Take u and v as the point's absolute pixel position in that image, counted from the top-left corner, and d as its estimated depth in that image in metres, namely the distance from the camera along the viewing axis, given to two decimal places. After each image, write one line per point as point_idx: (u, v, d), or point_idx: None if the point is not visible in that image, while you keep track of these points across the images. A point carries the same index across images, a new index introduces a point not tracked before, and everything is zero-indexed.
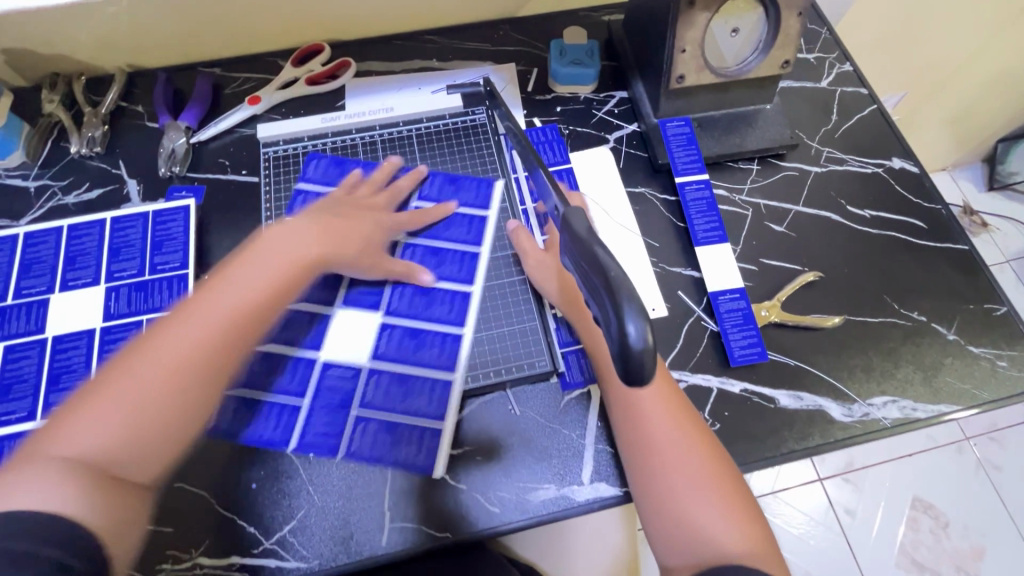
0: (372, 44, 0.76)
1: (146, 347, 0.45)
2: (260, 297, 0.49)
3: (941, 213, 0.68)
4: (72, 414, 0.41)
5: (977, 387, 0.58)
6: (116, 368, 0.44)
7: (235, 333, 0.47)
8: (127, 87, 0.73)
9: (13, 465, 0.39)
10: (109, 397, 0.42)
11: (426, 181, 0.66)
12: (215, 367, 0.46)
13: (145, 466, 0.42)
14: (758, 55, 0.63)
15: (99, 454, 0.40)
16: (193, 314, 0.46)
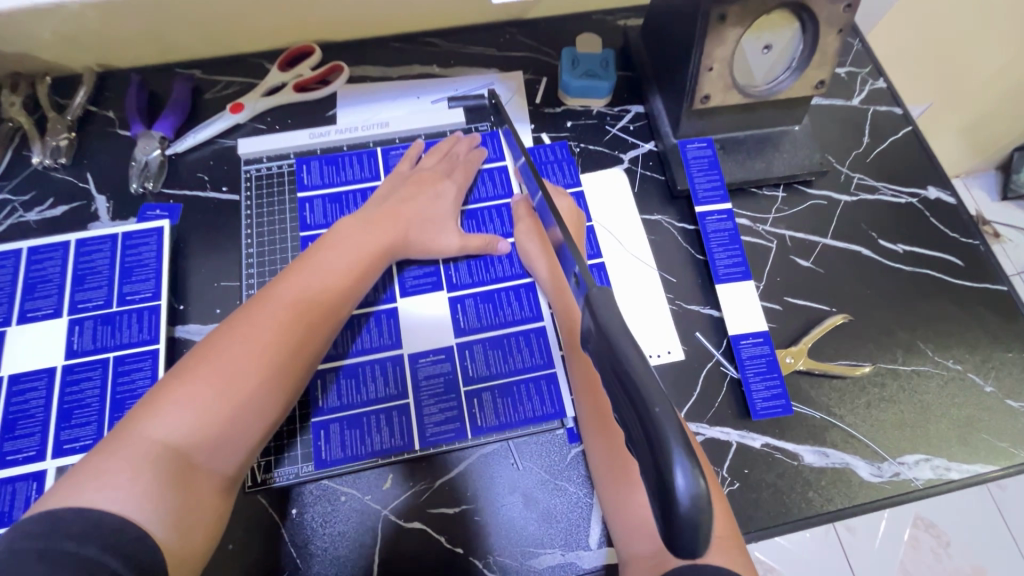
0: (368, 46, 0.70)
1: (231, 333, 0.44)
2: (340, 295, 0.50)
3: (978, 249, 0.63)
4: (161, 397, 0.41)
5: (1015, 445, 0.54)
6: (203, 352, 0.43)
7: (317, 328, 0.48)
8: (96, 90, 0.66)
9: (112, 447, 0.38)
10: (199, 383, 0.41)
11: (480, 180, 0.62)
12: (296, 364, 0.46)
13: (226, 460, 0.42)
14: (791, 75, 0.57)
15: (194, 440, 0.40)
16: (282, 300, 0.47)
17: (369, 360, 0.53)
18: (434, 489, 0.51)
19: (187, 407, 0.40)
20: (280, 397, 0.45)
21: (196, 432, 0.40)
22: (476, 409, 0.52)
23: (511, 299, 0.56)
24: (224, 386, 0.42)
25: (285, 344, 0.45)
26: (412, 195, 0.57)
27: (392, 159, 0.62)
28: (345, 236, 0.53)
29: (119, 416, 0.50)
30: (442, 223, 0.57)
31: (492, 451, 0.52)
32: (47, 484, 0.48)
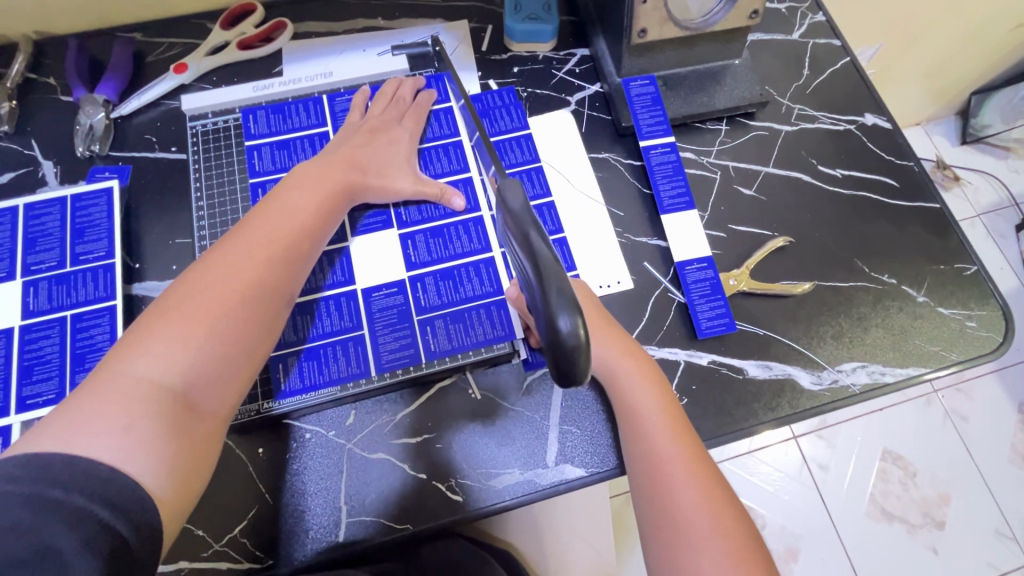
0: (311, 2, 0.70)
1: (201, 274, 0.44)
2: (308, 232, 0.50)
3: (914, 170, 0.65)
4: (137, 340, 0.40)
5: (945, 348, 0.58)
6: (173, 295, 0.43)
7: (290, 265, 0.48)
8: (35, 57, 0.65)
9: (94, 391, 0.38)
10: (177, 322, 0.41)
11: (432, 123, 0.62)
12: (272, 301, 0.46)
13: (217, 398, 0.42)
14: (725, 5, 0.59)
15: (181, 383, 0.40)
16: (251, 243, 0.46)
17: (324, 296, 0.55)
18: (397, 423, 0.53)
19: (168, 347, 0.40)
20: (260, 331, 0.45)
21: (182, 369, 0.40)
22: (429, 335, 0.54)
23: (460, 232, 0.58)
24: (204, 323, 0.42)
25: (258, 280, 0.45)
26: (365, 138, 0.57)
27: (339, 105, 0.62)
28: (304, 176, 0.52)
29: (80, 370, 0.51)
30: (399, 165, 0.57)
31: (451, 383, 0.54)
32: (13, 439, 0.49)
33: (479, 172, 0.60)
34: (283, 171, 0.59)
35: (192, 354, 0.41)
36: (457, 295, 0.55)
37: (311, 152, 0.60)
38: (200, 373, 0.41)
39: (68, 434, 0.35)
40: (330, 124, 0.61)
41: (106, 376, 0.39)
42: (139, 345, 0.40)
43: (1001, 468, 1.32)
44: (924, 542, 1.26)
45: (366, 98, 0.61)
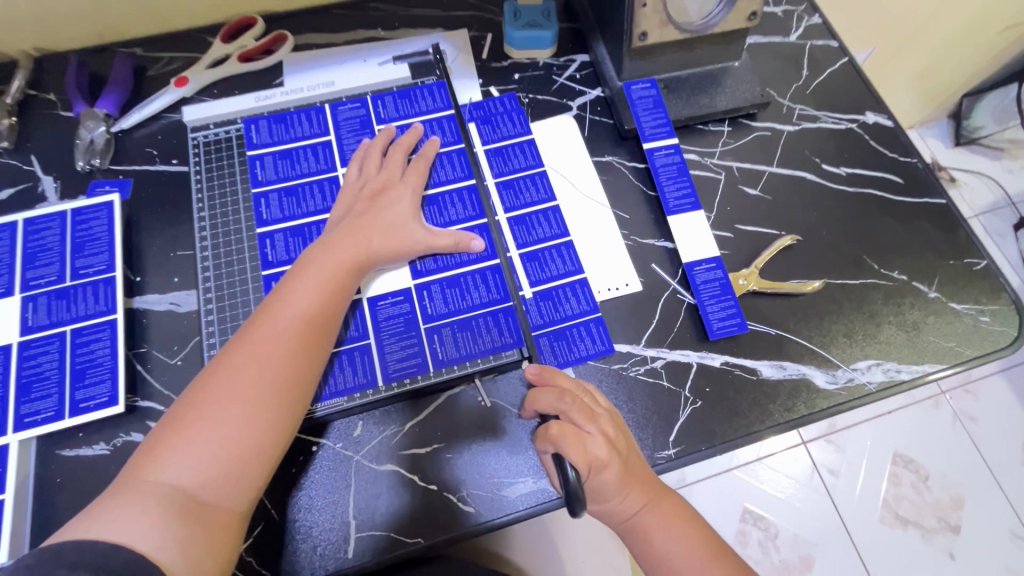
0: (311, 15, 0.70)
1: (218, 371, 0.43)
2: (320, 317, 0.48)
3: (917, 166, 0.65)
4: (160, 441, 0.41)
5: (960, 344, 0.57)
6: (194, 395, 0.42)
7: (303, 352, 0.46)
8: (35, 74, 0.65)
9: (117, 493, 0.38)
10: (195, 426, 0.41)
11: (438, 127, 0.62)
12: (290, 391, 0.45)
13: (236, 496, 0.41)
14: (723, 8, 0.59)
15: (199, 482, 0.40)
16: (266, 330, 0.46)
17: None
18: (404, 433, 0.52)
19: (190, 449, 0.40)
20: (280, 426, 0.44)
21: (202, 473, 0.40)
22: (436, 344, 0.53)
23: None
24: (222, 422, 0.41)
25: (274, 374, 0.44)
26: (374, 204, 0.54)
27: (341, 114, 0.61)
28: (315, 255, 0.50)
29: (80, 386, 0.50)
30: (407, 224, 0.54)
31: (459, 392, 0.53)
32: (10, 459, 0.47)
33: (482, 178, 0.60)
34: (286, 180, 0.58)
35: (211, 456, 0.41)
36: (465, 303, 0.54)
37: (313, 162, 0.59)
38: (220, 475, 0.41)
39: (88, 526, 0.36)
40: (332, 133, 0.60)
41: (129, 481, 0.39)
42: (161, 449, 0.40)
43: (1014, 470, 1.30)
44: (941, 548, 1.24)
45: (388, 139, 0.59)
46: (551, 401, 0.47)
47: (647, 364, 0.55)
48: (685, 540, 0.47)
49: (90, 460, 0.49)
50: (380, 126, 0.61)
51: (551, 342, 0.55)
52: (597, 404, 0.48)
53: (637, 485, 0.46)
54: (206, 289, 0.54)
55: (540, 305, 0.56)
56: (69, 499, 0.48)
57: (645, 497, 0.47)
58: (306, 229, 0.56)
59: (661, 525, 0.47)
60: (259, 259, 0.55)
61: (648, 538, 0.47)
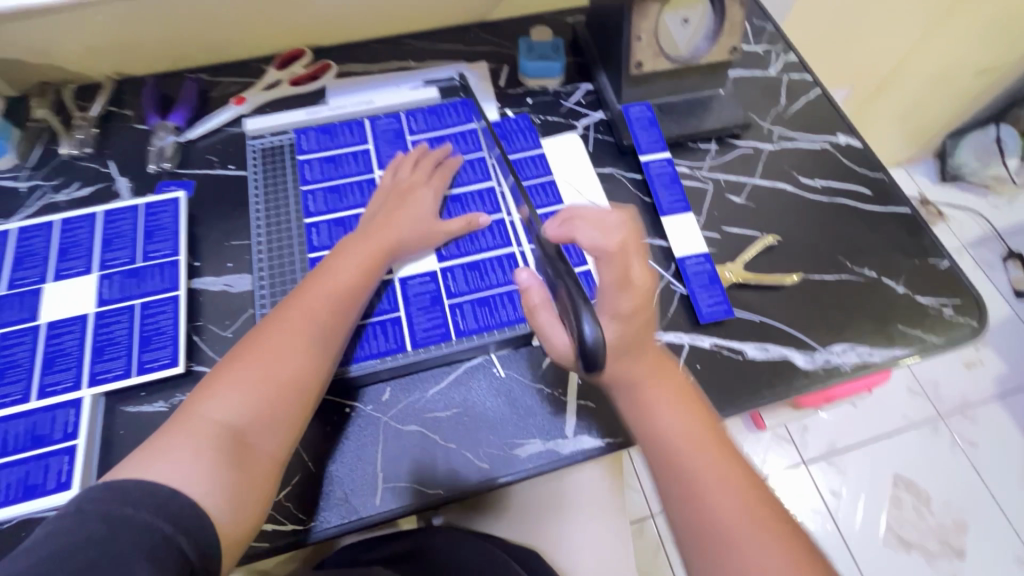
0: (353, 48, 0.81)
1: (263, 335, 0.51)
2: (350, 295, 0.55)
3: (884, 180, 0.74)
4: (211, 390, 0.48)
5: (925, 332, 0.63)
6: (243, 355, 0.50)
7: (335, 323, 0.54)
8: (115, 94, 0.76)
9: (175, 429, 0.46)
10: (240, 378, 0.48)
11: (461, 138, 0.71)
12: (322, 356, 0.52)
13: (273, 442, 0.48)
14: (708, 43, 0.69)
15: (243, 426, 0.47)
16: (306, 302, 0.53)
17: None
18: (428, 398, 0.58)
19: (237, 396, 0.48)
20: (312, 385, 0.51)
21: (244, 417, 0.47)
22: (458, 316, 0.60)
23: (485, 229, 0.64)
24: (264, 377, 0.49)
25: (309, 340, 0.52)
26: (401, 201, 0.63)
27: (379, 126, 0.71)
28: (349, 244, 0.59)
29: (146, 350, 0.57)
30: (427, 219, 0.62)
31: (476, 364, 0.60)
32: (84, 410, 0.54)
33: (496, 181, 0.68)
34: (330, 180, 0.67)
35: (253, 404, 0.48)
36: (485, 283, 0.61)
37: (354, 165, 0.68)
38: (259, 420, 0.47)
39: (150, 456, 0.43)
40: (370, 142, 0.70)
41: (184, 419, 0.46)
42: (212, 393, 0.47)
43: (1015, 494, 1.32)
44: (945, 571, 1.24)
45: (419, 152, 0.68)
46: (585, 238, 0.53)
47: None
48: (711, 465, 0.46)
49: (150, 415, 0.56)
50: (412, 138, 0.71)
51: None
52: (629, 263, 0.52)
53: (667, 391, 0.50)
54: (259, 271, 0.62)
55: None
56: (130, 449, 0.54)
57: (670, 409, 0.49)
58: (348, 221, 0.64)
59: (685, 444, 0.47)
60: (306, 245, 0.63)
61: (676, 457, 0.47)
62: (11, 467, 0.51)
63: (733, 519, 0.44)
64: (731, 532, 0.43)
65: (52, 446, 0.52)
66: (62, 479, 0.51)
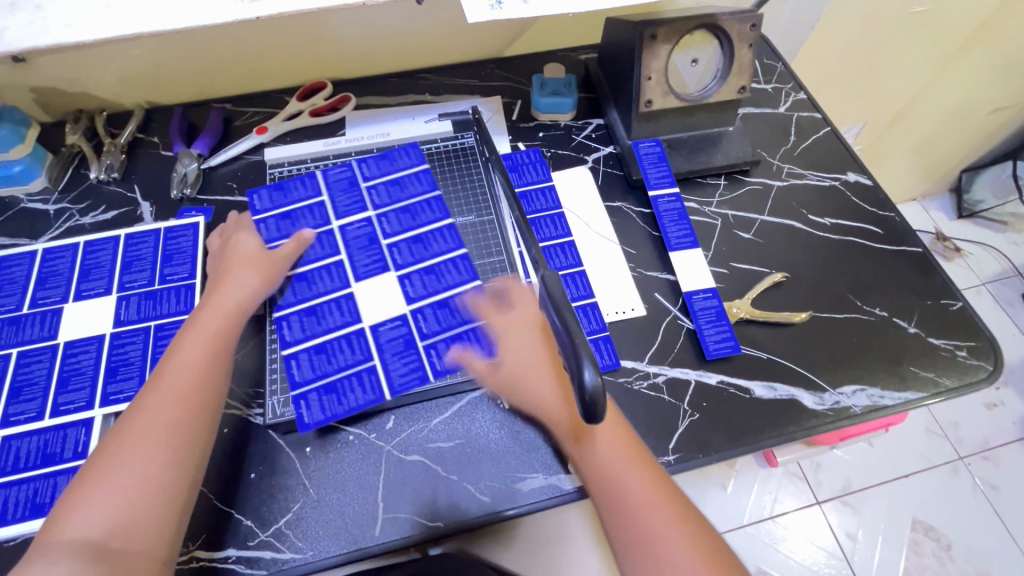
0: (372, 81, 0.84)
1: (121, 433, 0.47)
2: (211, 360, 0.52)
3: (895, 219, 0.73)
4: (65, 507, 0.44)
5: (938, 375, 0.62)
6: (98, 461, 0.46)
7: (197, 391, 0.50)
8: (144, 121, 0.79)
9: (30, 558, 0.41)
10: (98, 481, 0.44)
11: (465, 175, 0.73)
12: (186, 428, 0.48)
13: (148, 535, 0.44)
14: (717, 82, 0.71)
15: (109, 528, 0.43)
16: (160, 382, 0.50)
17: (333, 334, 0.58)
18: (432, 428, 0.58)
19: (93, 505, 0.43)
20: (184, 460, 0.47)
21: (105, 523, 0.43)
22: (434, 358, 0.58)
23: (451, 267, 0.63)
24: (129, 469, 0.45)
25: (166, 415, 0.48)
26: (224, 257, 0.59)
27: (331, 175, 0.67)
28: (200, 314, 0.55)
29: None
30: (252, 262, 0.59)
31: (481, 396, 0.60)
32: (94, 430, 0.55)
33: (500, 220, 0.70)
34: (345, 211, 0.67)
35: (115, 503, 0.44)
36: None
37: (311, 218, 0.65)
38: (125, 520, 0.43)
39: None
40: (324, 192, 0.66)
41: (43, 546, 0.42)
42: (62, 512, 0.43)
43: None
44: None
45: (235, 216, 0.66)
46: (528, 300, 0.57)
47: (649, 379, 0.61)
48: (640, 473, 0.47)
49: None
50: (366, 182, 0.67)
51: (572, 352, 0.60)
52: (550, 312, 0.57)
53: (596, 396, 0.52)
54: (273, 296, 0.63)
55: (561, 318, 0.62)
56: None
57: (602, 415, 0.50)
58: (311, 274, 0.61)
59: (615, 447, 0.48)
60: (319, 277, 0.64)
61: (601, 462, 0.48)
62: (21, 484, 0.52)
63: (653, 523, 0.45)
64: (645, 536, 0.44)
65: (61, 465, 0.53)
66: None
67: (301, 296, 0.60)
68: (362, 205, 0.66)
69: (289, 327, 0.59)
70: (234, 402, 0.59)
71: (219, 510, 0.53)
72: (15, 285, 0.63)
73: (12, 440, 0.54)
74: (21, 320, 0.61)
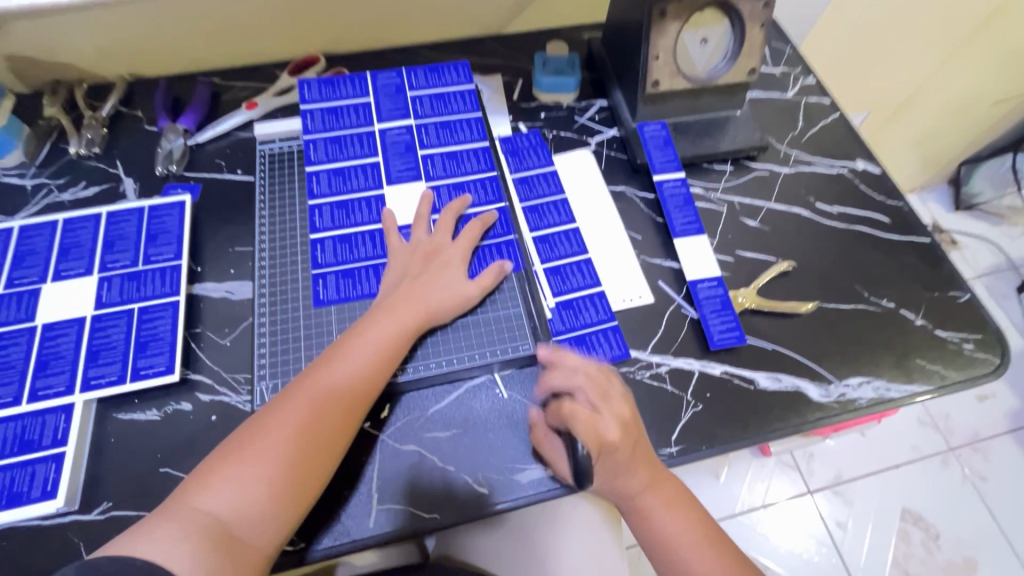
0: (367, 57, 0.81)
1: (287, 406, 0.48)
2: (377, 370, 0.52)
3: (904, 209, 0.72)
4: (207, 475, 0.45)
5: (945, 367, 0.61)
6: (252, 425, 0.48)
7: (354, 398, 0.50)
8: (126, 94, 0.75)
9: (161, 516, 0.43)
10: (246, 457, 0.46)
11: (467, 126, 0.69)
12: (331, 439, 0.48)
13: (263, 533, 0.44)
14: (726, 63, 0.68)
15: (238, 514, 0.44)
16: (343, 358, 0.51)
17: (363, 265, 0.60)
18: (428, 417, 0.56)
19: (230, 484, 0.44)
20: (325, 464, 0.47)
21: (239, 504, 0.44)
22: None
23: (479, 188, 0.66)
24: (291, 449, 0.46)
25: (319, 412, 0.48)
26: (414, 262, 0.58)
27: (380, 80, 0.70)
28: (406, 294, 0.56)
29: (141, 356, 0.56)
30: (452, 281, 0.58)
31: (479, 384, 0.58)
32: (75, 416, 0.53)
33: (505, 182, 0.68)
34: (338, 195, 0.64)
35: (255, 487, 0.45)
36: (494, 309, 0.60)
37: (356, 117, 0.68)
38: (257, 510, 0.44)
39: (131, 542, 0.41)
40: (377, 123, 0.68)
41: (178, 508, 0.43)
42: (208, 480, 0.44)
43: None
44: None
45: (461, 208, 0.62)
46: (566, 380, 0.52)
47: (652, 368, 0.60)
48: (695, 538, 0.52)
49: (142, 424, 0.55)
50: (418, 121, 0.68)
51: (603, 336, 0.60)
52: (612, 386, 0.53)
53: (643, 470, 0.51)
54: (260, 278, 0.60)
55: (590, 306, 0.61)
56: (119, 459, 0.53)
57: (648, 479, 0.51)
58: (354, 238, 0.62)
59: (662, 504, 0.52)
60: (309, 261, 0.61)
61: (647, 516, 0.52)
62: None
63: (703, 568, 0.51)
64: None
65: (40, 453, 0.51)
66: (48, 488, 0.49)
67: (340, 223, 0.62)
68: (409, 149, 0.67)
69: (322, 250, 0.61)
70: (225, 389, 0.57)
71: None
72: None
73: None
74: None
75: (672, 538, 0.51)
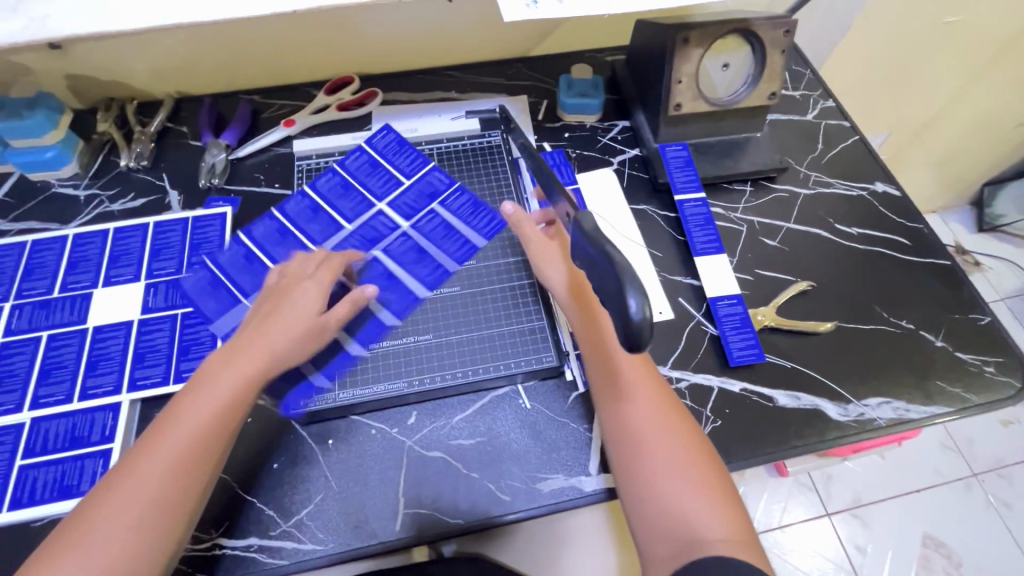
0: (399, 77, 0.84)
1: (149, 452, 0.45)
2: (218, 415, 0.48)
3: (923, 231, 0.73)
4: (78, 526, 0.42)
5: (966, 390, 0.62)
6: (114, 472, 0.45)
7: (189, 444, 0.46)
8: (173, 111, 0.80)
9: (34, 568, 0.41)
10: (114, 506, 0.43)
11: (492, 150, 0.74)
12: (184, 483, 0.45)
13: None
14: (747, 87, 0.70)
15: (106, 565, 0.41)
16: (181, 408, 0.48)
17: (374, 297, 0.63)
18: (454, 425, 0.58)
19: (98, 533, 0.42)
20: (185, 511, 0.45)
21: (109, 556, 0.41)
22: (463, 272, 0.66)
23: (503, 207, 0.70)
24: (151, 496, 0.44)
25: (170, 458, 0.45)
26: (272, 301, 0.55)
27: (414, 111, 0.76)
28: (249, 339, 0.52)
29: (184, 359, 0.59)
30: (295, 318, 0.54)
31: (503, 395, 0.60)
32: (121, 415, 0.56)
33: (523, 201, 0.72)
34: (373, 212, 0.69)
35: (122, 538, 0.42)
36: (517, 322, 0.63)
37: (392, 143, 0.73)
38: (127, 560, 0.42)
39: None
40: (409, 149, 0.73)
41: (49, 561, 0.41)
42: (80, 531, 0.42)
43: None
44: None
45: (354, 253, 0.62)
46: None
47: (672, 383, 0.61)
48: (667, 429, 0.49)
49: None
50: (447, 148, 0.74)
51: None
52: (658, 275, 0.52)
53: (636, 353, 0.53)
54: None
55: None
56: None
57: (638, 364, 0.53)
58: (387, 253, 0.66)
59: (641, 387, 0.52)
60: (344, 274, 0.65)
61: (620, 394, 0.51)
62: (48, 466, 0.53)
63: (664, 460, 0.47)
64: (654, 479, 0.46)
65: (89, 448, 0.54)
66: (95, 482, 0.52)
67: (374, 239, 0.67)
68: (430, 197, 0.70)
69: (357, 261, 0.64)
70: None
71: (240, 500, 0.54)
72: (46, 268, 0.64)
73: (42, 422, 0.55)
74: (51, 303, 0.62)
75: (642, 420, 0.49)
